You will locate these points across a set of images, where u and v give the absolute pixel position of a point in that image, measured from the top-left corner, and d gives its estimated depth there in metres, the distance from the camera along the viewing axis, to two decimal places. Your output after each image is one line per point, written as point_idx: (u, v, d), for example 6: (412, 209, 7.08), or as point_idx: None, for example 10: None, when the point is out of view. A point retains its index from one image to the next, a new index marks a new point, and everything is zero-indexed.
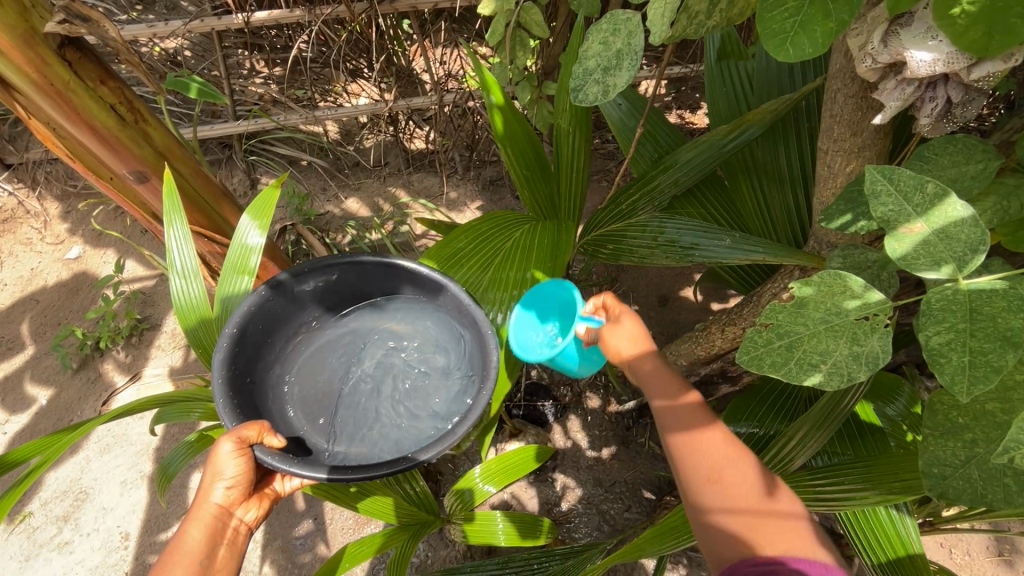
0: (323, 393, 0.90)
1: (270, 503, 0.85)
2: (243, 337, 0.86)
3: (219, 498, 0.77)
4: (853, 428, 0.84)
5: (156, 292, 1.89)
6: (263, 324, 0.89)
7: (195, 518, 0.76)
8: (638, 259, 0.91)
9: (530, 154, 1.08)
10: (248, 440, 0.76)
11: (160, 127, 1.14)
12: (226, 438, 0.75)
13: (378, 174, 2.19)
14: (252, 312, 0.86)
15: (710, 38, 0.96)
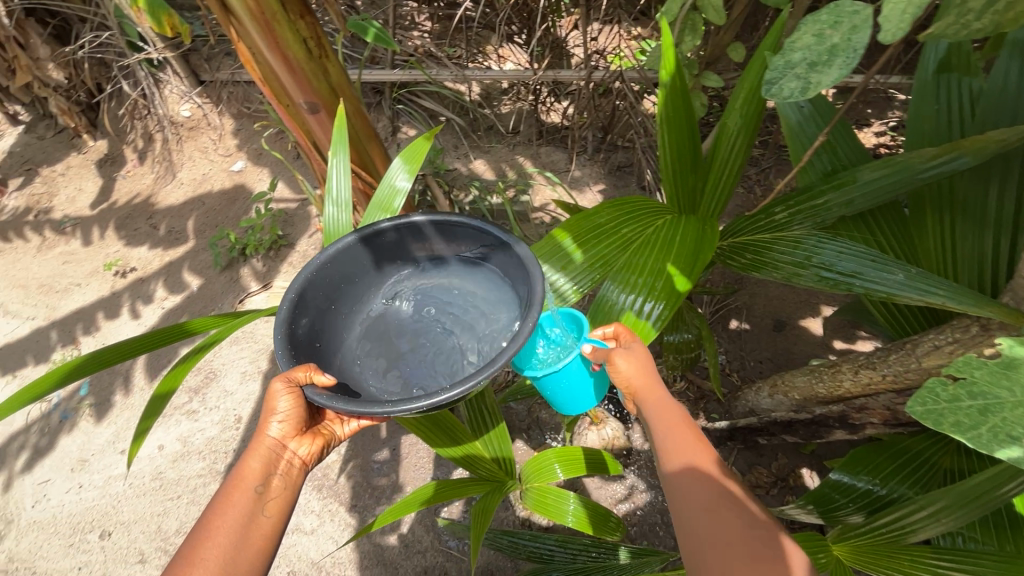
0: (385, 345, 0.87)
1: (326, 443, 0.91)
2: (314, 286, 0.87)
3: (274, 437, 0.84)
4: (1002, 516, 0.76)
5: (296, 215, 2.09)
6: (324, 291, 0.89)
7: (254, 451, 0.82)
8: (780, 276, 0.85)
9: (685, 145, 1.04)
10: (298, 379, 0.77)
11: (338, 65, 1.24)
12: (280, 379, 0.79)
13: (509, 141, 2.22)
14: (313, 275, 0.87)
15: (932, 48, 0.86)
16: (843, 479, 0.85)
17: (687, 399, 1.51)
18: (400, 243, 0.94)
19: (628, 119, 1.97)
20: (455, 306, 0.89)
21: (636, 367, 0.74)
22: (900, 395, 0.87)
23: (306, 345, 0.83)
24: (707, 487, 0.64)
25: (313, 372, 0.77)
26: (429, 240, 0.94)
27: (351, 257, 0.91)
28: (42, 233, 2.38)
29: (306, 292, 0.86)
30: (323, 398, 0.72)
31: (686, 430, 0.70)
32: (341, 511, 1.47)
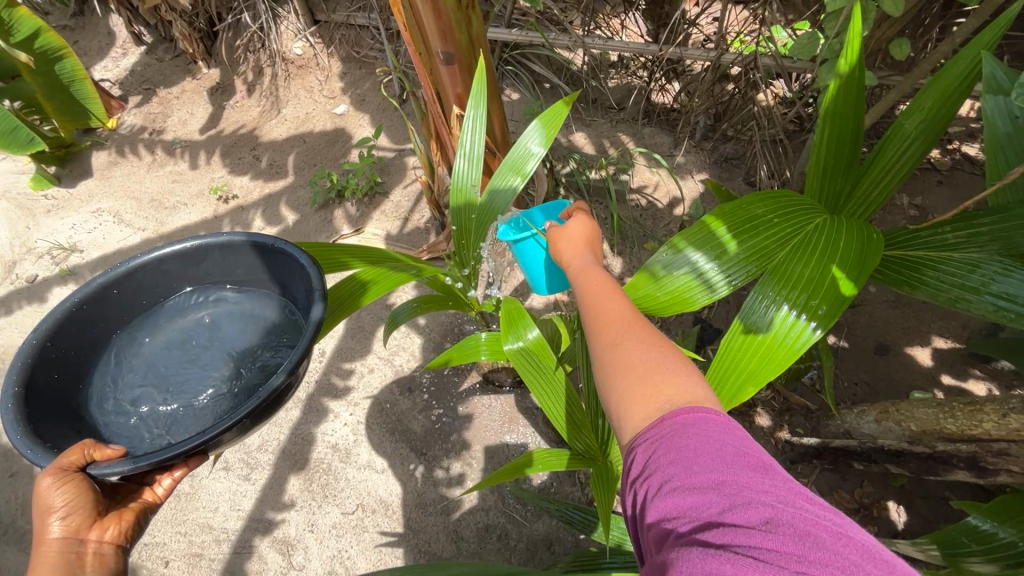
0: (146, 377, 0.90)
1: (135, 517, 0.78)
2: (64, 327, 0.89)
3: (57, 531, 0.70)
4: None
5: (393, 164, 2.12)
6: (58, 370, 0.86)
7: (38, 566, 0.68)
8: (947, 300, 0.78)
9: (845, 144, 0.96)
10: (72, 464, 0.71)
11: (479, 17, 1.22)
12: (47, 474, 0.69)
13: (612, 117, 2.16)
14: (31, 366, 0.83)
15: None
16: (982, 523, 0.79)
17: (771, 409, 1.46)
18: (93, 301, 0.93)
19: (748, 109, 1.86)
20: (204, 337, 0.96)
21: (570, 244, 0.90)
22: None
23: (46, 396, 0.83)
24: (635, 339, 0.69)
25: (91, 451, 0.72)
26: (173, 273, 1.00)
27: (64, 339, 0.89)
28: (155, 151, 2.52)
29: (34, 383, 0.82)
30: (120, 468, 0.71)
31: (612, 289, 0.78)
32: (412, 457, 1.52)
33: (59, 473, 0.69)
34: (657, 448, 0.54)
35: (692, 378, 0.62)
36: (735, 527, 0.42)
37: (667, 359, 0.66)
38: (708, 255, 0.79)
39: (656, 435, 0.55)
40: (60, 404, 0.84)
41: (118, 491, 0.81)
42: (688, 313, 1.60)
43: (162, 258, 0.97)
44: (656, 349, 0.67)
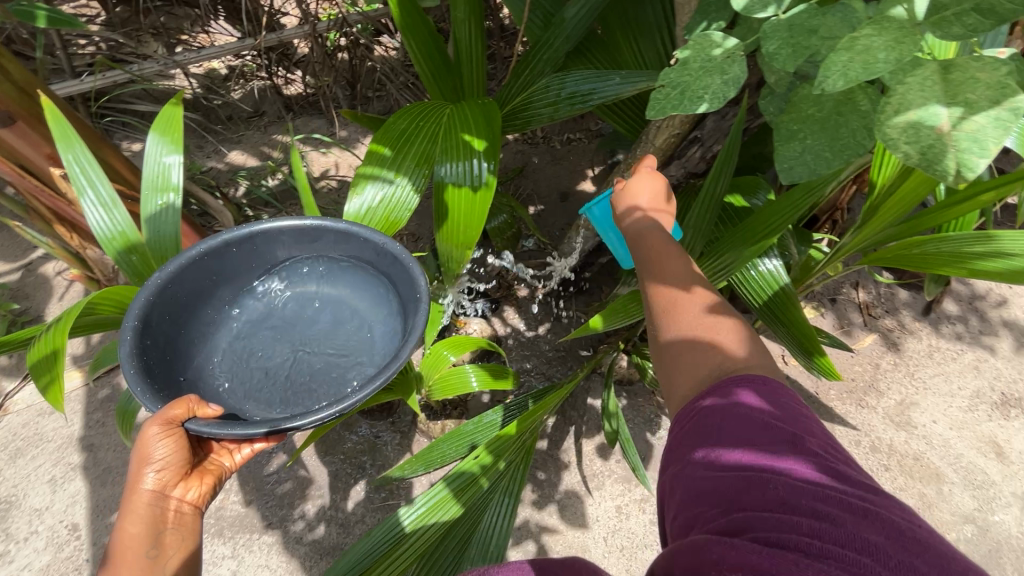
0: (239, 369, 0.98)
1: (212, 481, 0.91)
2: (185, 272, 0.93)
3: (149, 482, 0.82)
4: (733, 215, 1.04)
5: (26, 284, 1.66)
6: (167, 313, 0.92)
7: (131, 511, 0.79)
8: (548, 118, 1.05)
9: (431, 47, 1.16)
10: (174, 421, 0.81)
11: (14, 61, 1.02)
12: (150, 427, 0.80)
13: (257, 125, 2.08)
14: (149, 303, 0.88)
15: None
16: None
17: (523, 279, 1.73)
18: (206, 263, 0.96)
19: (368, 66, 2.01)
20: (300, 330, 1.04)
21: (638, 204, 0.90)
22: (653, 178, 1.16)
23: (156, 336, 0.89)
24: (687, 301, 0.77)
25: (188, 410, 0.82)
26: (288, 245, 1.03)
27: (178, 290, 0.93)
28: None
29: (147, 321, 0.88)
30: (209, 430, 0.80)
31: (673, 251, 0.83)
32: (259, 537, 1.35)
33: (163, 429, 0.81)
34: (692, 425, 0.62)
35: (734, 351, 0.70)
36: (752, 522, 0.47)
37: (730, 333, 0.72)
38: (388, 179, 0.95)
39: (694, 409, 0.63)
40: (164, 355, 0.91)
41: (204, 450, 0.94)
42: None
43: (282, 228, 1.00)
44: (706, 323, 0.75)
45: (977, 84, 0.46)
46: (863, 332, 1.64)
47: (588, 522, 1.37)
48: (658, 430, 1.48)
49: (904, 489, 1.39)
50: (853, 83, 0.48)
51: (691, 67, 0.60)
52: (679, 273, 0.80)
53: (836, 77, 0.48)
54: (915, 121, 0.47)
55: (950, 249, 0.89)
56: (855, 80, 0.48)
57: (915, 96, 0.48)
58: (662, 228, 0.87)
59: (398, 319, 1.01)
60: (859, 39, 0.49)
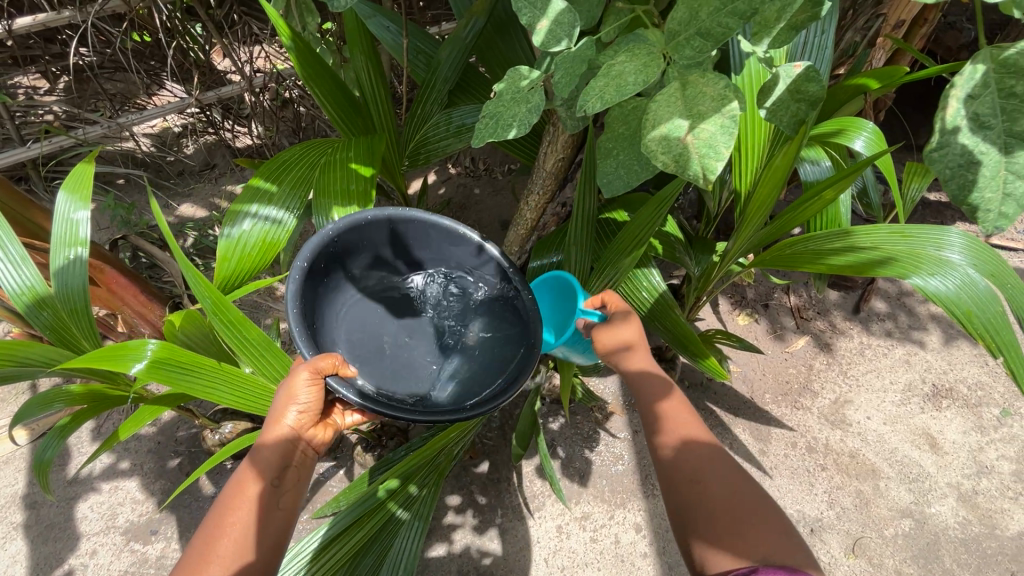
0: (368, 339, 0.91)
1: (335, 433, 0.87)
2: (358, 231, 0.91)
3: (291, 418, 0.79)
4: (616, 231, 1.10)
5: None
6: (330, 266, 0.89)
7: (268, 439, 0.77)
8: (441, 151, 1.13)
9: (336, 92, 1.23)
10: (324, 370, 0.79)
11: None
12: (300, 374, 0.78)
13: (208, 177, 2.15)
14: (318, 251, 0.87)
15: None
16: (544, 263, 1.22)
17: None
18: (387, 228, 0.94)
19: (311, 115, 2.10)
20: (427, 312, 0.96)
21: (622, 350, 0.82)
22: (554, 200, 1.22)
23: (317, 281, 0.88)
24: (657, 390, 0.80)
25: (338, 365, 0.81)
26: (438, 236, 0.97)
27: (351, 243, 0.91)
28: None
29: (313, 266, 0.86)
30: (358, 399, 0.79)
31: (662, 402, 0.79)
32: None
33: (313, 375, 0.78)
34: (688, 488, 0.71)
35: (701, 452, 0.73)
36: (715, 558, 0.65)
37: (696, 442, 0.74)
38: (266, 207, 0.93)
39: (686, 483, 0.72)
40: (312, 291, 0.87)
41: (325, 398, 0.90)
42: None
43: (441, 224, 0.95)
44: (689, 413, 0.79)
45: (705, 97, 0.51)
46: (796, 335, 1.67)
47: (530, 545, 1.37)
48: (597, 446, 1.49)
49: (841, 488, 1.40)
50: (609, 104, 0.54)
51: (504, 98, 0.66)
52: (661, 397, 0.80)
53: (595, 100, 0.54)
54: (666, 133, 0.52)
55: (817, 246, 0.93)
56: (610, 101, 0.54)
57: (664, 111, 0.53)
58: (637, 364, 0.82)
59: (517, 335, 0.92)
60: (614, 65, 0.54)
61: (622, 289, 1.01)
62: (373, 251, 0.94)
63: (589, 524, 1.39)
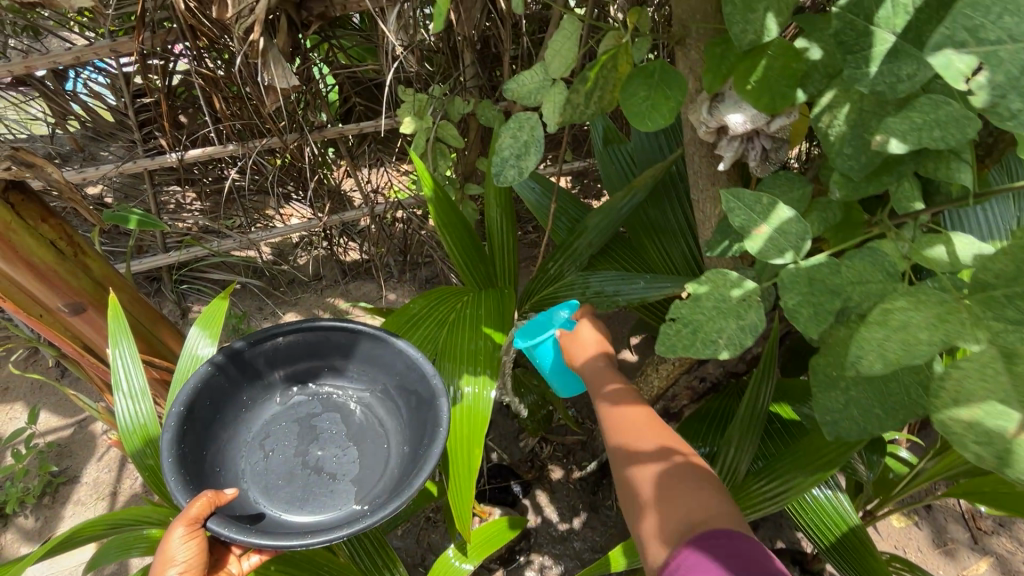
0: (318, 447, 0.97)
1: None
2: (229, 363, 0.92)
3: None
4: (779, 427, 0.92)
5: (75, 441, 1.71)
6: (212, 399, 0.90)
7: None
8: None
9: (466, 239, 1.21)
10: (198, 517, 0.77)
11: (99, 257, 1.15)
12: (177, 523, 0.77)
13: (315, 287, 2.23)
14: (199, 387, 0.87)
15: (593, 126, 0.99)
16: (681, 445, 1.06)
17: (557, 459, 1.60)
18: (307, 343, 0.97)
19: (420, 237, 2.16)
20: (354, 435, 0.98)
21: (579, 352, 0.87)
22: (692, 373, 1.09)
23: (208, 390, 0.89)
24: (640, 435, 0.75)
25: (211, 504, 0.78)
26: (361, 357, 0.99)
27: (227, 371, 0.92)
28: None
29: (192, 406, 0.87)
30: (230, 534, 0.75)
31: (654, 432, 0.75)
32: None
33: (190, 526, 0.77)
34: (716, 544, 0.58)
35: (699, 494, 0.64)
36: None
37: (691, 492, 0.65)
38: None
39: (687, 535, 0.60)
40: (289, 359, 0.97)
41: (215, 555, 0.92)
42: None
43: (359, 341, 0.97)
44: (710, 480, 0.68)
45: None
46: (974, 552, 1.34)
47: None
48: None
49: None
50: (895, 364, 0.42)
51: (711, 314, 0.55)
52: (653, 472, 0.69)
53: (872, 355, 0.42)
54: (977, 418, 0.39)
55: None
56: (895, 362, 0.42)
57: (971, 383, 0.41)
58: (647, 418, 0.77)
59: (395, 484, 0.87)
60: (892, 312, 0.43)
61: (794, 509, 0.82)
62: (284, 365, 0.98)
63: None
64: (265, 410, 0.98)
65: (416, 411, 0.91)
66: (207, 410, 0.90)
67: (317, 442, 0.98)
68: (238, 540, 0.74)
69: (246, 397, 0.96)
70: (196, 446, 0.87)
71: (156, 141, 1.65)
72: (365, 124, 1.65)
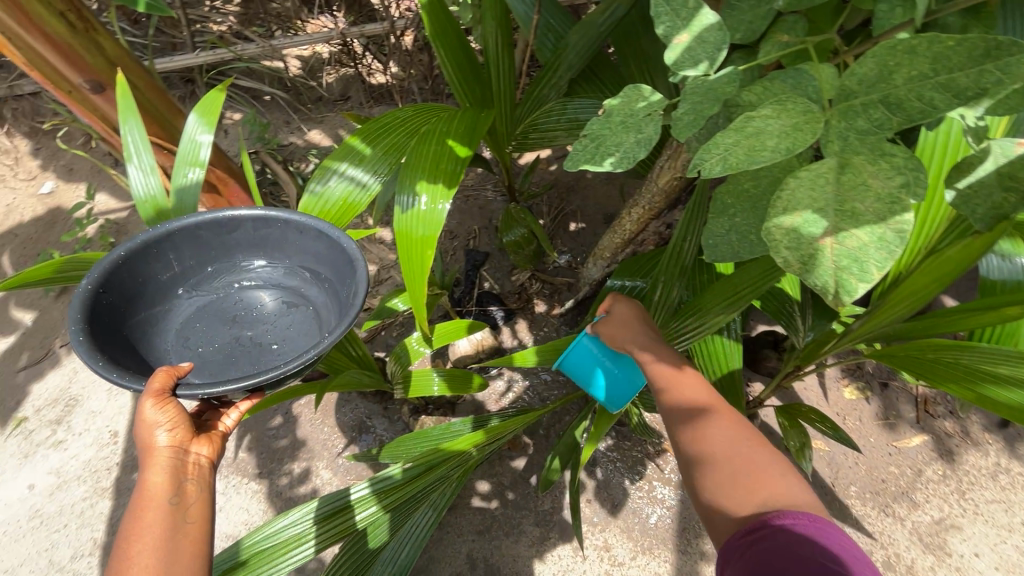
0: (247, 329, 1.00)
1: (225, 441, 0.83)
2: (114, 274, 0.87)
3: (163, 440, 0.75)
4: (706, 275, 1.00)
5: (129, 221, 1.96)
6: (120, 293, 0.88)
7: (151, 467, 0.72)
8: (548, 142, 1.05)
9: (461, 55, 1.16)
10: (165, 388, 0.75)
11: (111, 37, 1.19)
12: (143, 397, 0.74)
13: (340, 107, 2.24)
14: (106, 277, 0.86)
15: None
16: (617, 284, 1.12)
17: (544, 296, 1.69)
18: (169, 246, 0.95)
19: None
20: (251, 319, 1.01)
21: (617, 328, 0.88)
22: (659, 219, 1.09)
23: (110, 298, 0.86)
24: (695, 386, 0.76)
25: (172, 376, 0.77)
26: (212, 241, 0.99)
27: (135, 267, 0.91)
28: None
29: (104, 299, 0.85)
30: (201, 390, 0.75)
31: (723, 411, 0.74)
32: (248, 484, 1.47)
33: (160, 396, 0.74)
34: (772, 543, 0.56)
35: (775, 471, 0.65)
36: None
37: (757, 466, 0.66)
38: (355, 167, 0.95)
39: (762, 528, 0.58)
40: (181, 252, 0.97)
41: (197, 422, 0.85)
42: (457, 248, 1.78)
43: (233, 220, 0.98)
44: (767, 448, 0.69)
45: None
46: (914, 429, 1.40)
47: (544, 555, 1.33)
48: (639, 480, 1.39)
49: None
50: (735, 170, 0.43)
51: (613, 118, 0.56)
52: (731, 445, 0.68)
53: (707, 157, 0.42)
54: (798, 225, 0.44)
55: (972, 362, 0.73)
56: (733, 169, 0.42)
57: None
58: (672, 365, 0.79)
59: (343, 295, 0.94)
60: (753, 119, 0.43)
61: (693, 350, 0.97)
62: (178, 261, 0.97)
63: (608, 556, 1.31)
64: (176, 310, 0.98)
65: (334, 268, 0.95)
66: (118, 306, 0.88)
67: (249, 327, 1.00)
68: (212, 389, 0.75)
69: (146, 308, 0.93)
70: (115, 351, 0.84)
71: None
72: None
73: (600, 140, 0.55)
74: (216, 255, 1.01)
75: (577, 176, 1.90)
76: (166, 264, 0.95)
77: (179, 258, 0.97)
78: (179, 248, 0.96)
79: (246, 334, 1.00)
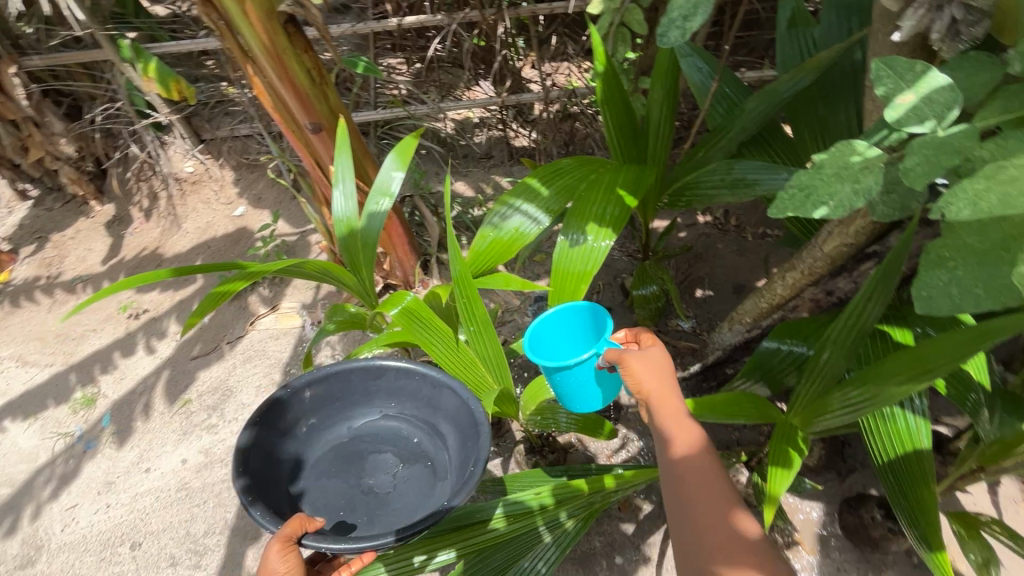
0: (370, 475, 1.11)
1: None
2: (261, 427, 1.03)
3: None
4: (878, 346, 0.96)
5: (297, 245, 2.28)
6: (263, 450, 1.02)
7: None
8: (708, 201, 1.08)
9: (624, 118, 1.26)
10: (293, 535, 0.85)
11: (335, 91, 1.47)
12: (271, 542, 0.84)
13: (484, 164, 2.46)
14: (252, 436, 1.00)
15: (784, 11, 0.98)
16: (774, 347, 1.08)
17: None
18: (310, 391, 1.12)
19: (587, 132, 2.23)
20: (373, 457, 1.14)
21: (645, 371, 0.86)
22: (818, 284, 1.06)
23: (258, 446, 1.01)
24: (687, 431, 0.83)
25: (303, 525, 0.87)
26: (356, 381, 1.16)
27: (274, 417, 1.06)
28: (53, 293, 2.44)
29: (248, 454, 0.98)
30: (334, 543, 0.85)
31: (685, 424, 0.83)
32: None
33: (286, 542, 0.84)
34: None
35: (749, 525, 0.73)
36: None
37: (727, 499, 0.75)
38: (530, 204, 1.06)
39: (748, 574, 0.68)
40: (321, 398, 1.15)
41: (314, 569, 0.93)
42: None
43: (385, 365, 1.15)
44: (737, 495, 0.77)
45: None
46: None
47: None
48: None
49: None
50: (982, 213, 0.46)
51: (825, 171, 0.59)
52: (713, 485, 0.77)
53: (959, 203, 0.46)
54: None
55: None
56: (983, 211, 0.45)
57: None
58: (682, 411, 0.85)
59: (460, 440, 1.06)
60: (1004, 168, 0.46)
61: (867, 426, 0.93)
62: (304, 408, 1.12)
63: None
64: (309, 454, 1.12)
65: (459, 425, 1.07)
66: (264, 453, 1.02)
67: (368, 472, 1.12)
68: (344, 547, 0.85)
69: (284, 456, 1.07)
70: (264, 487, 0.98)
71: (385, 10, 1.97)
72: (557, 5, 1.82)
73: (808, 187, 0.59)
74: (364, 398, 1.18)
75: (708, 244, 1.90)
76: (317, 404, 1.14)
77: (318, 403, 1.14)
78: (314, 395, 1.13)
79: (374, 479, 1.11)
